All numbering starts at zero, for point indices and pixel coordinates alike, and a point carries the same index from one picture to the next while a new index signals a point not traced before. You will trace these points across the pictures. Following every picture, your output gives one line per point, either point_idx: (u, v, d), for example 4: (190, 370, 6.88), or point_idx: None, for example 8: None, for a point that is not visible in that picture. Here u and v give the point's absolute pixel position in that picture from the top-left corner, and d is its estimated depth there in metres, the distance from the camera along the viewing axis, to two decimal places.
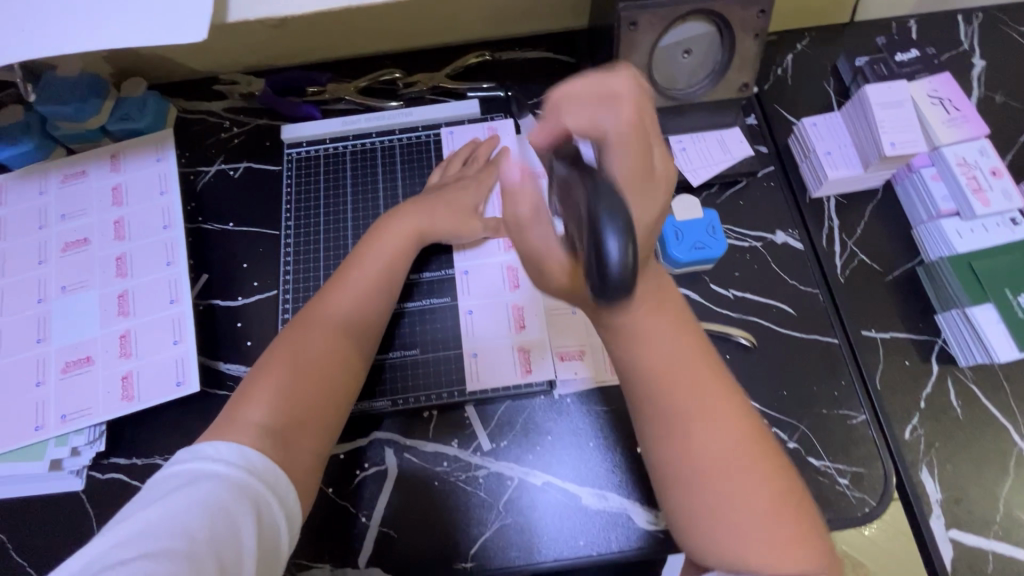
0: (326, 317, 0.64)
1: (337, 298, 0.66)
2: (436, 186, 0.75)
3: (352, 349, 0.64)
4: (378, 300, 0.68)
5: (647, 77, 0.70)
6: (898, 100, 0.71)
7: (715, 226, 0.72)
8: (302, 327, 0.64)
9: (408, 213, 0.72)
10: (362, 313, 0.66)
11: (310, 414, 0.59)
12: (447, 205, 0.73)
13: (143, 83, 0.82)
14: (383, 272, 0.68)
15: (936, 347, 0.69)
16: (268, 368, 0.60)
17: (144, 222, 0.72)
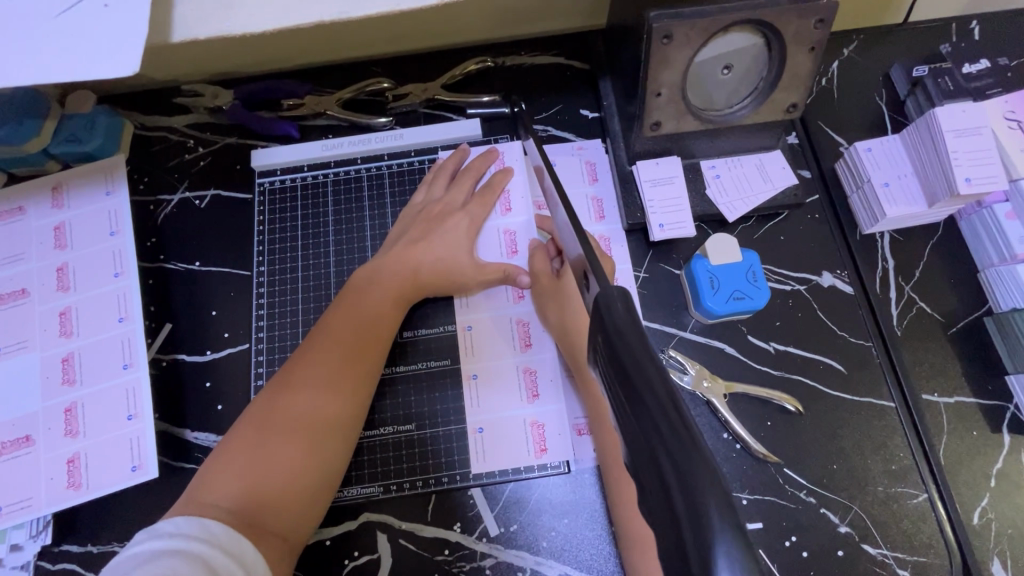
0: (307, 379, 0.55)
1: (320, 355, 0.56)
2: (428, 222, 0.65)
3: (336, 417, 0.55)
4: (366, 354, 0.58)
5: (680, 98, 0.59)
6: (975, 127, 0.60)
7: (756, 271, 0.62)
8: (280, 388, 0.55)
9: (397, 258, 0.63)
10: (349, 372, 0.56)
11: (282, 496, 0.51)
12: (444, 248, 0.64)
13: (93, 96, 0.71)
14: (371, 319, 0.59)
15: (1007, 413, 0.60)
16: (239, 438, 0.52)
17: (91, 270, 0.62)
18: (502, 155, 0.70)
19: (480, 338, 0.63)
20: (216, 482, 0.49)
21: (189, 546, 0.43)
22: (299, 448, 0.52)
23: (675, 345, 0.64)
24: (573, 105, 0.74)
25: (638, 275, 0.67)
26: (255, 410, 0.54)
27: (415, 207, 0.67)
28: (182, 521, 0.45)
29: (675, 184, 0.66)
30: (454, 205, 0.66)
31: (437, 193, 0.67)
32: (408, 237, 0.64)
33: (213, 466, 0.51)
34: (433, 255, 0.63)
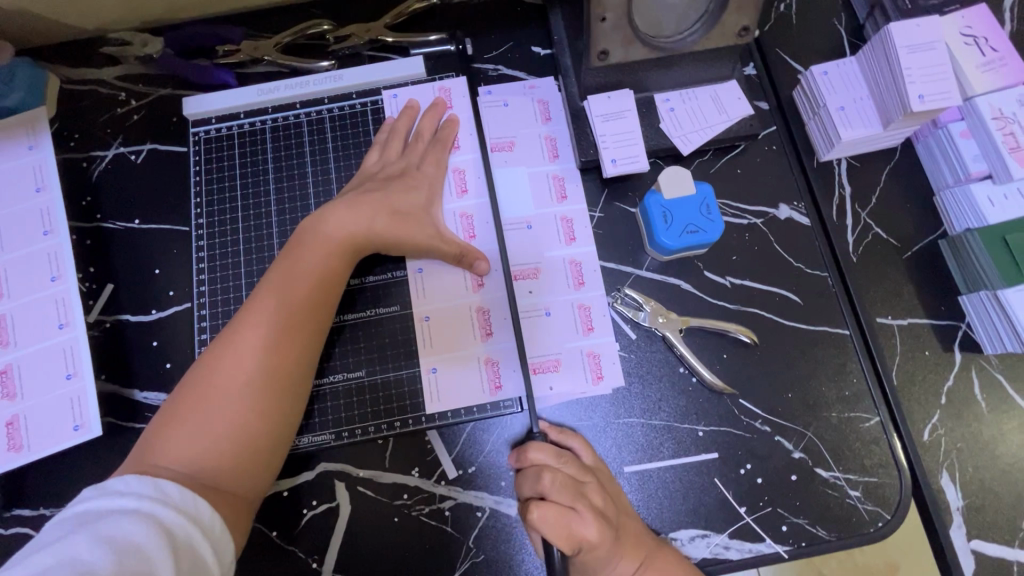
0: (255, 328, 0.53)
1: (267, 304, 0.54)
2: (383, 179, 0.62)
3: (291, 367, 0.53)
4: (312, 309, 0.55)
5: (627, 23, 0.56)
6: (928, 42, 0.59)
7: (710, 204, 0.61)
8: (229, 340, 0.53)
9: (343, 209, 0.58)
10: (299, 323, 0.55)
11: (240, 450, 0.50)
12: (401, 204, 0.61)
13: (9, 48, 0.67)
14: (317, 272, 0.56)
15: (959, 333, 0.61)
16: (188, 394, 0.50)
17: (18, 229, 0.59)
18: (450, 94, 0.68)
19: (431, 281, 0.62)
20: (169, 443, 0.48)
21: (141, 505, 0.42)
22: (253, 403, 0.51)
23: (630, 283, 0.63)
24: (523, 41, 0.71)
25: (594, 215, 0.65)
26: (202, 363, 0.52)
27: (369, 167, 0.63)
28: (132, 480, 0.43)
29: (628, 118, 0.64)
30: (409, 161, 0.64)
31: (392, 154, 0.64)
32: (357, 190, 0.61)
33: (164, 426, 0.49)
34: (387, 208, 0.59)
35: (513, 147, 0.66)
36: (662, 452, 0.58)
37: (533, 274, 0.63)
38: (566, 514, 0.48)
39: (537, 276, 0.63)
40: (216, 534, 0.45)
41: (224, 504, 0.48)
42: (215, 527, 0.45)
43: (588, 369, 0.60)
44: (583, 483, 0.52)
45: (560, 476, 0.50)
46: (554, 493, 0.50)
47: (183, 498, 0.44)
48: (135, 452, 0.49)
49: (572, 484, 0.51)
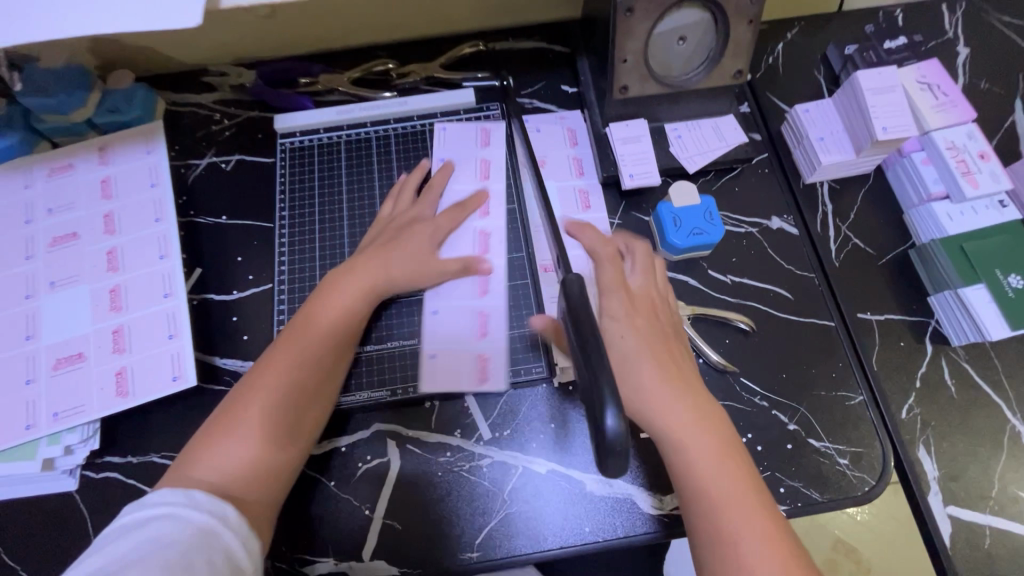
0: (287, 359, 0.61)
1: (300, 338, 0.62)
2: (395, 230, 0.70)
3: (316, 393, 0.61)
4: (333, 345, 0.63)
5: (643, 64, 0.69)
6: (888, 85, 0.72)
7: (712, 212, 0.73)
8: (262, 367, 0.60)
9: (365, 261, 0.67)
10: (322, 356, 0.62)
11: (267, 466, 0.56)
12: (415, 252, 0.68)
13: (130, 75, 0.81)
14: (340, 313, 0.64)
15: (930, 328, 0.70)
16: (225, 413, 0.57)
17: (134, 216, 0.71)
18: (490, 133, 0.78)
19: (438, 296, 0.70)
20: (205, 458, 0.54)
21: (180, 514, 0.46)
22: (280, 425, 0.58)
23: None
24: (554, 82, 0.85)
25: (614, 221, 0.76)
26: (238, 388, 0.59)
27: (382, 220, 0.73)
28: (167, 492, 0.48)
29: (643, 141, 0.76)
30: (420, 213, 0.72)
31: (401, 206, 0.74)
32: (375, 243, 0.69)
33: (201, 441, 0.55)
34: (405, 257, 0.68)
35: (493, 198, 0.74)
36: None
37: (485, 318, 0.69)
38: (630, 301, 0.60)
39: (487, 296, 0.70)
40: (245, 533, 0.49)
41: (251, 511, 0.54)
42: (243, 530, 0.49)
43: (474, 370, 0.67)
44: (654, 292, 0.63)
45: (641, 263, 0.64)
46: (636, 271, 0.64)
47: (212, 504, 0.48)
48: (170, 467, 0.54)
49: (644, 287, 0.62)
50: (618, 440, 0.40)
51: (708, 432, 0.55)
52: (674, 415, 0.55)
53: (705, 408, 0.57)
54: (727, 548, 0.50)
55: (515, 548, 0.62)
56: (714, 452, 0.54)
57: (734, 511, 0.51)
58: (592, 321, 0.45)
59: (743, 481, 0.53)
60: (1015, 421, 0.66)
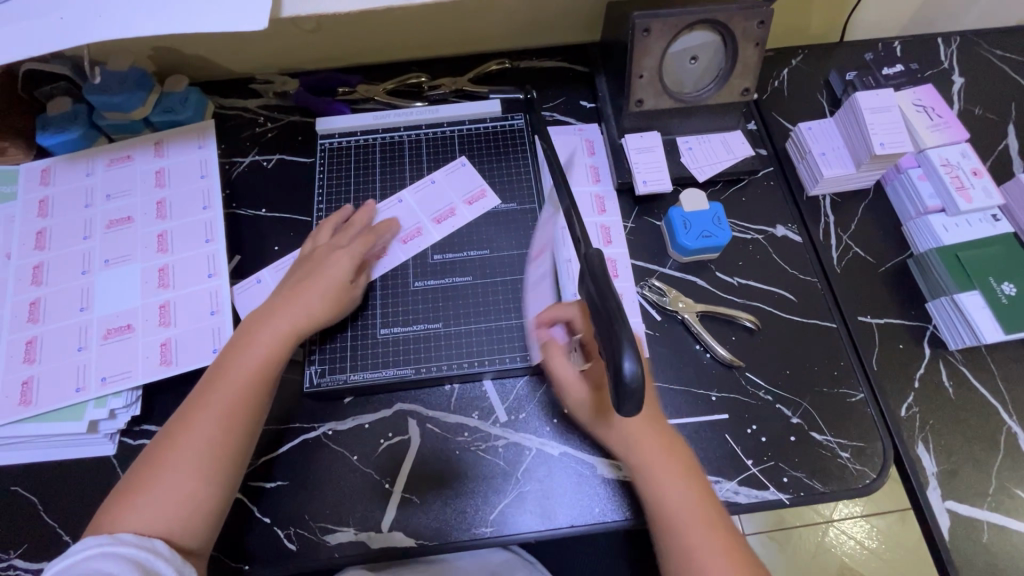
0: (205, 409, 0.60)
1: (221, 386, 0.62)
2: (310, 265, 0.71)
3: (239, 438, 0.60)
4: (256, 386, 0.62)
5: (657, 79, 0.76)
6: (885, 106, 0.78)
7: (720, 217, 0.77)
8: (183, 421, 0.60)
9: (284, 303, 0.67)
10: (241, 400, 0.61)
11: (189, 517, 0.56)
12: (330, 284, 0.69)
13: (185, 80, 0.87)
14: (263, 355, 0.64)
15: (928, 332, 0.73)
16: (145, 470, 0.57)
17: (184, 204, 0.77)
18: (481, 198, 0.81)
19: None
20: (127, 516, 0.55)
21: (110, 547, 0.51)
22: (198, 475, 0.57)
23: (656, 277, 0.78)
24: (574, 97, 0.91)
25: (627, 225, 0.81)
26: (155, 445, 0.59)
27: (304, 253, 0.74)
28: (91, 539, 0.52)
29: (657, 151, 0.81)
30: (336, 246, 0.72)
31: (322, 240, 0.75)
32: (293, 281, 0.70)
33: (121, 499, 0.56)
34: (321, 290, 0.68)
35: (417, 236, 0.78)
36: (681, 410, 0.70)
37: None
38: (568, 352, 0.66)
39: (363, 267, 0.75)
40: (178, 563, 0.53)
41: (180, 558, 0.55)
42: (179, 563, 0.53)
43: None
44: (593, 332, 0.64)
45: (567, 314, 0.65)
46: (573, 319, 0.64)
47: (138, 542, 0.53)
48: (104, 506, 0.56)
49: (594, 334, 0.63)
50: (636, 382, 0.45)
51: (671, 461, 0.61)
52: (642, 448, 0.61)
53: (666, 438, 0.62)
54: (687, 564, 0.56)
55: (526, 525, 0.65)
56: (675, 479, 0.60)
57: (696, 536, 0.57)
58: (614, 286, 0.49)
59: (693, 498, 0.59)
60: (1010, 422, 0.69)
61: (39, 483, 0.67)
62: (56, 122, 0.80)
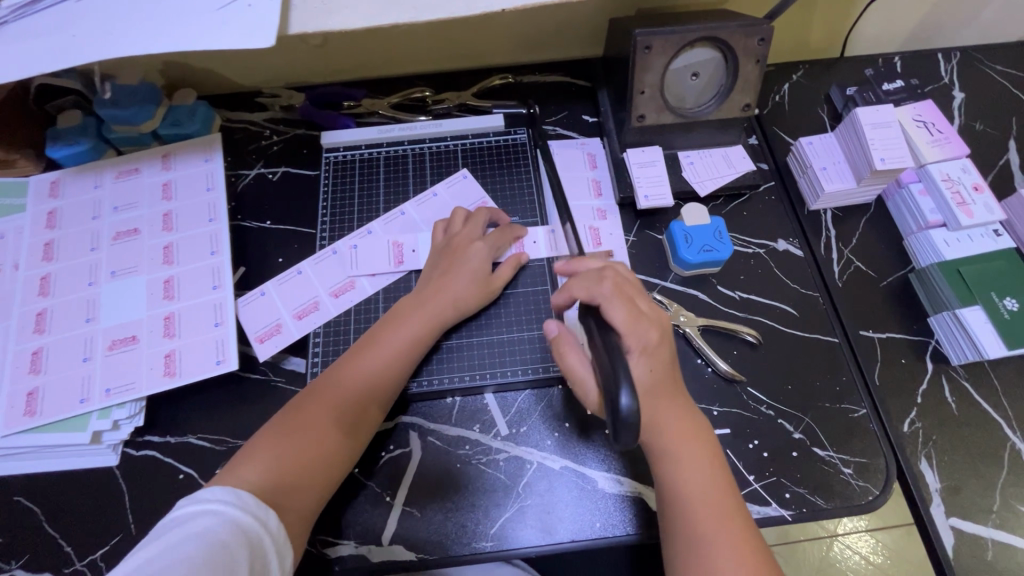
0: (345, 384, 0.64)
1: (357, 360, 0.66)
2: (451, 256, 0.74)
3: (365, 419, 0.64)
4: (400, 366, 0.67)
5: (659, 95, 0.76)
6: (886, 121, 0.78)
7: (721, 231, 0.78)
8: (327, 384, 0.65)
9: (433, 286, 0.72)
10: (385, 376, 0.66)
11: (307, 482, 0.59)
12: (469, 275, 0.72)
13: (193, 94, 0.88)
14: (413, 337, 0.69)
15: (931, 347, 0.73)
16: (274, 432, 0.61)
17: (190, 216, 0.78)
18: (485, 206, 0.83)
19: (311, 277, 0.76)
20: (258, 457, 0.59)
21: (227, 512, 0.51)
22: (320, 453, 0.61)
23: (657, 291, 0.78)
24: (577, 111, 0.92)
25: (629, 239, 0.82)
26: (301, 402, 0.64)
27: (439, 243, 0.76)
28: (217, 489, 0.53)
29: (657, 165, 0.82)
30: (473, 236, 0.75)
31: (457, 229, 0.76)
32: (438, 272, 0.73)
33: (252, 450, 0.60)
34: (463, 281, 0.72)
35: (406, 243, 0.79)
36: None
37: (313, 308, 0.74)
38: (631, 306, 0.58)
39: (353, 287, 0.76)
40: (279, 538, 0.54)
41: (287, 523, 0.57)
42: (280, 532, 0.54)
43: (261, 331, 0.73)
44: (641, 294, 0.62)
45: (623, 276, 0.61)
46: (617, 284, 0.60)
47: (253, 505, 0.54)
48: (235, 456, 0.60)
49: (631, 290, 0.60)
50: (629, 416, 0.48)
51: (692, 440, 0.58)
52: (673, 430, 0.58)
53: (688, 417, 0.59)
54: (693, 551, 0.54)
55: (528, 540, 0.65)
56: (699, 462, 0.57)
57: (712, 528, 0.54)
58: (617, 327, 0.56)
59: (720, 486, 0.57)
60: (1015, 439, 0.68)
61: (41, 494, 0.67)
62: (64, 133, 0.81)
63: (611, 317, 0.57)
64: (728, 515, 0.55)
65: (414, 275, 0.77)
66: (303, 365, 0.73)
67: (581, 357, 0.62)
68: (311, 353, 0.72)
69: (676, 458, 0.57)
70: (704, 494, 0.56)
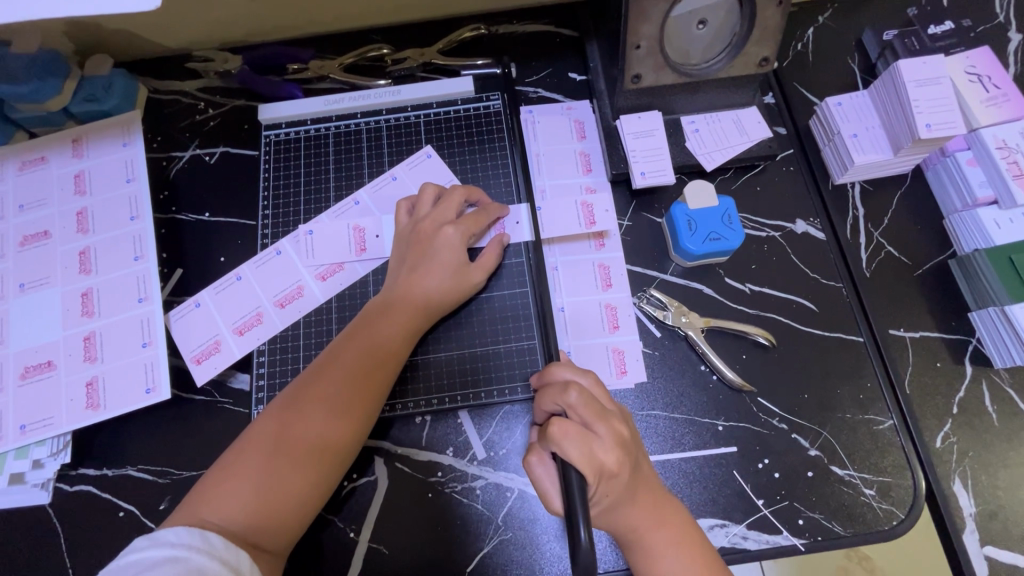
0: (311, 403, 0.55)
1: (323, 377, 0.56)
2: (422, 244, 0.63)
3: (341, 444, 0.55)
4: (377, 378, 0.58)
5: (658, 51, 0.63)
6: (934, 76, 0.65)
7: (731, 214, 0.66)
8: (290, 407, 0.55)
9: (407, 282, 0.62)
10: (358, 390, 0.57)
11: (273, 522, 0.50)
12: (447, 265, 0.62)
13: (109, 61, 0.74)
14: (388, 345, 0.59)
15: (970, 347, 0.64)
16: (234, 462, 0.52)
17: (108, 215, 0.67)
18: None
19: (253, 284, 0.67)
20: (214, 498, 0.50)
21: (189, 557, 0.44)
22: (296, 481, 0.52)
23: (655, 287, 0.67)
24: (562, 69, 0.78)
25: (623, 223, 0.70)
26: (261, 429, 0.54)
27: (405, 229, 0.65)
28: (180, 529, 0.45)
29: (656, 136, 0.70)
30: (444, 221, 0.63)
31: (425, 211, 0.65)
32: (407, 266, 0.63)
33: (209, 484, 0.51)
34: (440, 273, 0.62)
35: (365, 237, 0.68)
36: (684, 443, 0.61)
37: (256, 321, 0.65)
38: (586, 434, 0.48)
39: (303, 294, 0.66)
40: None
41: (263, 565, 0.49)
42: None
43: (198, 351, 0.64)
44: (607, 411, 0.51)
45: (587, 395, 0.50)
46: (577, 408, 0.50)
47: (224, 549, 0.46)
48: (188, 496, 0.51)
49: (592, 411, 0.50)
50: (586, 561, 0.40)
51: (661, 526, 0.50)
52: (637, 514, 0.50)
53: (655, 496, 0.51)
54: None
55: None
56: (671, 550, 0.50)
57: None
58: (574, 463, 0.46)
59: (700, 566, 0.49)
60: None
61: None
62: None
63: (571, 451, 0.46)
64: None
65: (371, 278, 0.67)
66: (249, 384, 0.64)
67: (546, 471, 0.51)
68: (255, 373, 0.63)
69: (641, 545, 0.50)
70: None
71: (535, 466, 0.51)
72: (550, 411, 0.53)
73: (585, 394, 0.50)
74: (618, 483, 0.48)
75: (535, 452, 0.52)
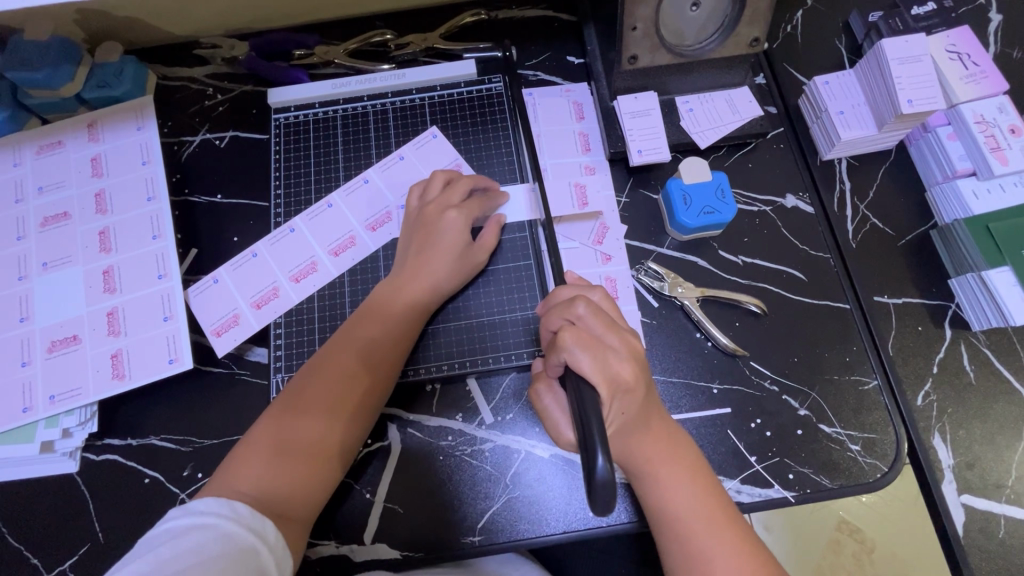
0: (325, 386, 0.58)
1: (333, 362, 0.59)
2: (426, 227, 0.65)
3: (353, 422, 0.58)
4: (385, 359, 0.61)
5: (654, 33, 0.65)
6: (916, 55, 0.68)
7: (724, 189, 0.69)
8: (306, 392, 0.57)
9: (413, 266, 0.64)
10: (369, 372, 0.59)
11: (295, 496, 0.53)
12: (450, 246, 0.65)
13: (119, 48, 0.76)
14: (395, 326, 0.62)
15: (950, 311, 0.67)
16: (250, 444, 0.55)
17: (126, 196, 0.69)
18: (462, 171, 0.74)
19: (268, 261, 0.69)
20: (239, 476, 0.52)
21: (220, 524, 0.47)
22: (314, 455, 0.55)
23: (652, 259, 0.71)
24: (561, 52, 0.80)
25: (621, 200, 0.73)
26: (280, 412, 0.56)
27: (416, 210, 0.67)
28: (211, 499, 0.48)
29: (653, 116, 0.72)
30: (448, 204, 0.66)
31: (434, 194, 0.67)
32: (409, 252, 0.65)
33: (231, 464, 0.54)
34: (445, 256, 0.65)
35: (386, 222, 0.71)
36: (681, 405, 0.65)
37: (273, 295, 0.68)
38: (599, 347, 0.51)
39: (316, 269, 0.69)
40: (277, 549, 0.49)
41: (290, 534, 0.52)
42: (279, 543, 0.49)
43: (218, 323, 0.67)
44: (618, 325, 0.54)
45: (594, 306, 0.53)
46: (587, 320, 0.53)
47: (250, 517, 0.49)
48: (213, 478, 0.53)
49: (603, 322, 0.53)
50: (605, 484, 0.40)
51: (672, 458, 0.54)
52: (648, 448, 0.54)
53: (666, 433, 0.55)
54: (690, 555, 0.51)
55: (517, 532, 0.61)
56: (679, 484, 0.53)
57: (700, 532, 0.51)
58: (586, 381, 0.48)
59: (703, 490, 0.53)
60: None
61: None
62: None
63: (582, 364, 0.49)
64: (715, 512, 0.52)
65: (381, 255, 0.70)
66: (267, 357, 0.67)
67: (556, 400, 0.57)
68: (273, 345, 0.66)
69: (655, 478, 0.53)
70: (675, 522, 0.52)
71: (544, 394, 0.57)
72: (555, 328, 0.54)
73: (591, 312, 0.53)
74: (633, 398, 0.52)
75: (544, 382, 0.58)
